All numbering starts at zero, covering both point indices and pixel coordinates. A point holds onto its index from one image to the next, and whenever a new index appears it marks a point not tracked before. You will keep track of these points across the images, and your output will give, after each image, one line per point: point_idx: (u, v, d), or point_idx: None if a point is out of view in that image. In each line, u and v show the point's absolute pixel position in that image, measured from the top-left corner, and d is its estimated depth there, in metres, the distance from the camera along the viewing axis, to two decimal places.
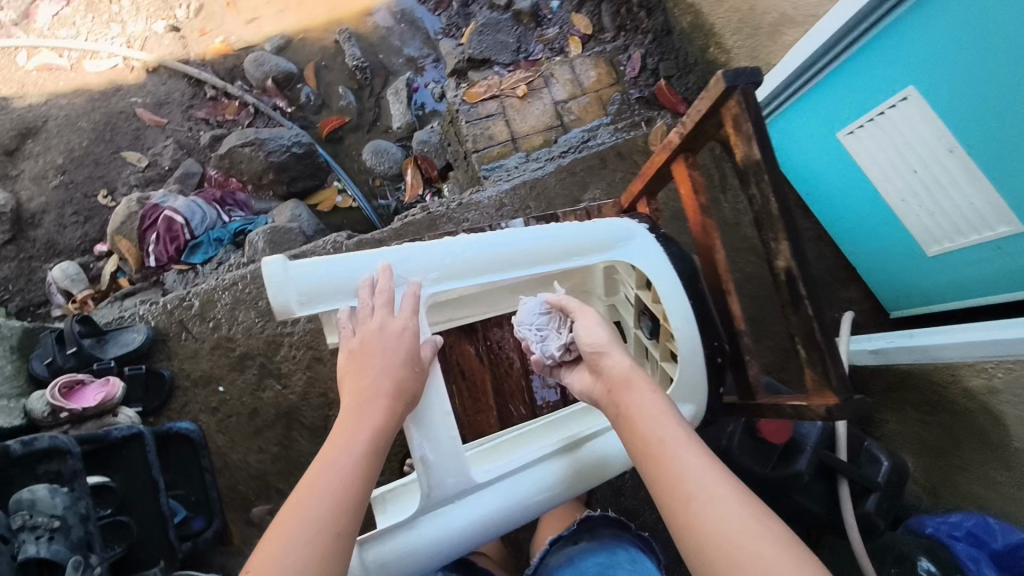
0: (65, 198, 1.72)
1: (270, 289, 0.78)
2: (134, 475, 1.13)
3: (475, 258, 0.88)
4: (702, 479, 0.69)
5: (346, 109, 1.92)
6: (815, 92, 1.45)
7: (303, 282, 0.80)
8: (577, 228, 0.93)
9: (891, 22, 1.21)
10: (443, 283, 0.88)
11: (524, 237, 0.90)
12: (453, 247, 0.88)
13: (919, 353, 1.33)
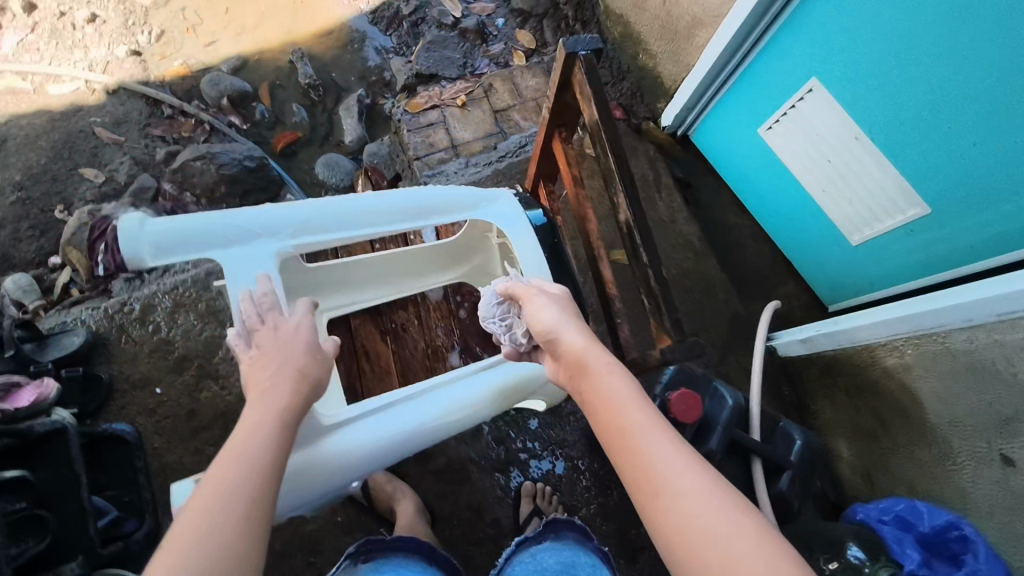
0: (21, 213, 1.77)
1: (122, 237, 0.81)
2: (56, 470, 1.16)
3: (337, 216, 0.95)
4: (664, 460, 0.65)
5: (300, 124, 1.99)
6: (734, 90, 1.51)
7: (158, 234, 0.83)
8: (433, 190, 1.03)
9: (791, 16, 1.27)
10: (304, 238, 0.94)
11: (382, 197, 0.98)
12: (315, 206, 0.94)
13: (844, 338, 1.36)
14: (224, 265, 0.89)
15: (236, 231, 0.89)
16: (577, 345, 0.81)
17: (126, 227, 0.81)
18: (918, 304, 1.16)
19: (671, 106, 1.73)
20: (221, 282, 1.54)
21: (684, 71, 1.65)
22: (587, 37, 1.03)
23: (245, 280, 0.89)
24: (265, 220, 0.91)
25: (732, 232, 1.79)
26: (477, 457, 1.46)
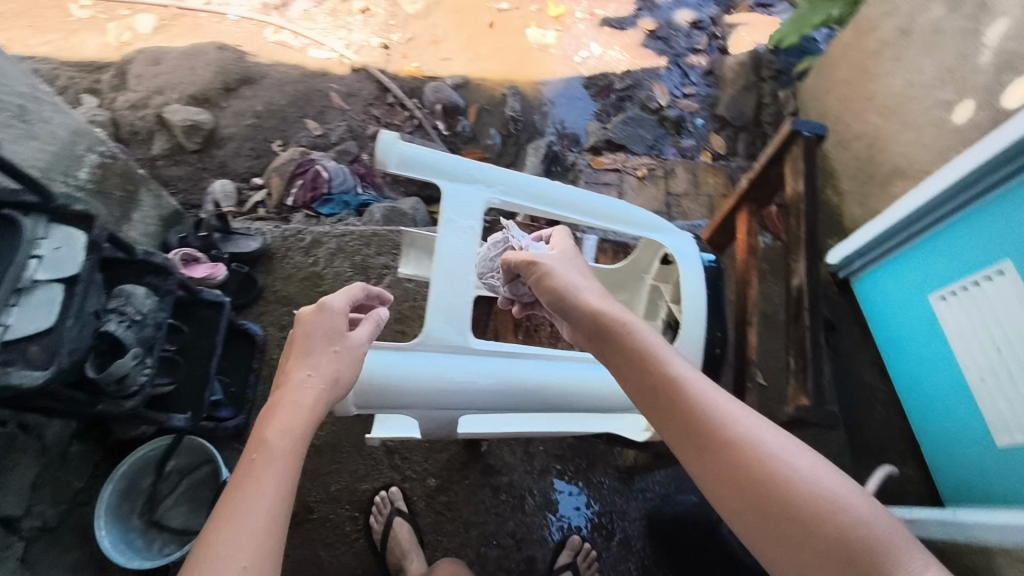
0: (250, 135, 2.07)
1: (386, 143, 1.02)
2: (201, 333, 1.32)
3: (540, 192, 1.15)
4: (724, 410, 0.69)
5: (489, 147, 2.18)
6: (919, 250, 1.48)
7: (414, 151, 1.06)
8: (620, 204, 1.19)
9: (998, 195, 1.25)
10: (510, 198, 1.13)
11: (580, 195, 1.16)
12: (526, 179, 1.14)
13: (957, 531, 1.25)
14: (445, 194, 1.09)
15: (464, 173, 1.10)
16: (607, 313, 0.86)
17: (388, 141, 1.02)
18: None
19: (845, 245, 1.73)
20: (381, 246, 1.67)
21: (869, 216, 1.66)
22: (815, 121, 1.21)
23: (457, 212, 1.09)
24: (487, 174, 1.12)
25: (858, 387, 1.73)
26: (536, 491, 1.46)
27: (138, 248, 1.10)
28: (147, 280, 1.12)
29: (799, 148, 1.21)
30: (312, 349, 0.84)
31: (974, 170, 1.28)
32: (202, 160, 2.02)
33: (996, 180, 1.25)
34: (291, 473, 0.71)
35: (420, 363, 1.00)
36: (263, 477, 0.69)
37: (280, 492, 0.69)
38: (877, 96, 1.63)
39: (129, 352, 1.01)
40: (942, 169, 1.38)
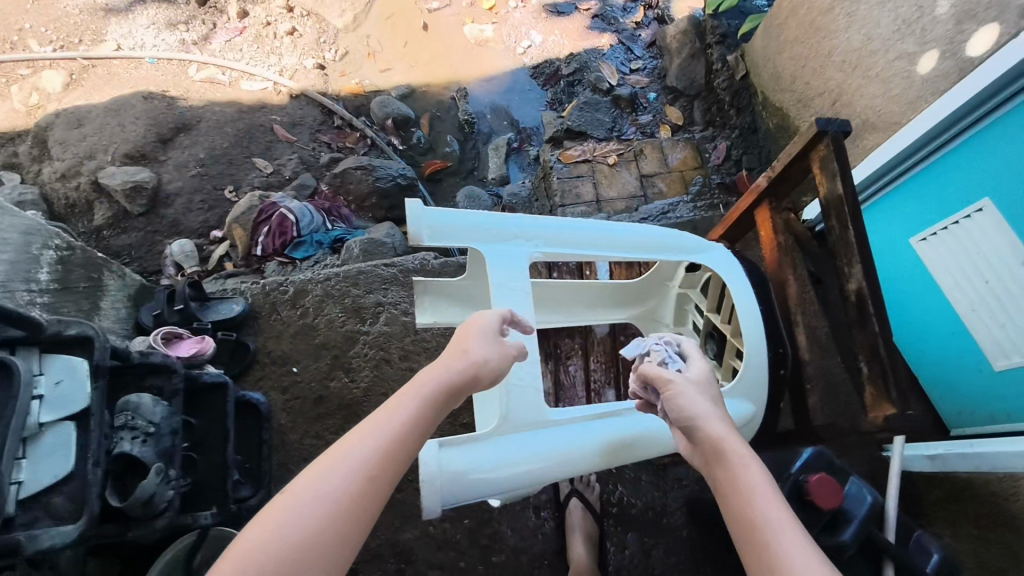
0: (198, 187, 1.93)
1: (409, 230, 0.81)
2: (211, 421, 1.23)
3: (574, 235, 0.92)
4: (763, 492, 0.68)
5: (449, 155, 2.14)
6: (916, 183, 1.41)
7: (434, 221, 0.83)
8: (643, 229, 0.95)
9: (989, 123, 1.21)
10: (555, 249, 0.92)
11: (617, 227, 0.94)
12: (564, 224, 0.91)
13: (982, 462, 1.28)
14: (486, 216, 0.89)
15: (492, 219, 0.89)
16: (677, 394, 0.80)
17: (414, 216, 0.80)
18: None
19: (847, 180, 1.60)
20: (366, 285, 1.60)
21: None
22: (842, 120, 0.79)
23: (503, 276, 0.88)
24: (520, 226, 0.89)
25: None
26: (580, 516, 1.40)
27: (135, 349, 1.04)
28: (153, 381, 1.05)
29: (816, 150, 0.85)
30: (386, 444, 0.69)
31: (967, 102, 1.22)
32: (151, 222, 1.88)
33: (986, 110, 1.21)
34: (345, 503, 0.64)
35: (500, 448, 0.81)
36: (307, 498, 0.64)
37: (365, 466, 0.67)
38: (835, 52, 1.57)
39: (152, 469, 0.96)
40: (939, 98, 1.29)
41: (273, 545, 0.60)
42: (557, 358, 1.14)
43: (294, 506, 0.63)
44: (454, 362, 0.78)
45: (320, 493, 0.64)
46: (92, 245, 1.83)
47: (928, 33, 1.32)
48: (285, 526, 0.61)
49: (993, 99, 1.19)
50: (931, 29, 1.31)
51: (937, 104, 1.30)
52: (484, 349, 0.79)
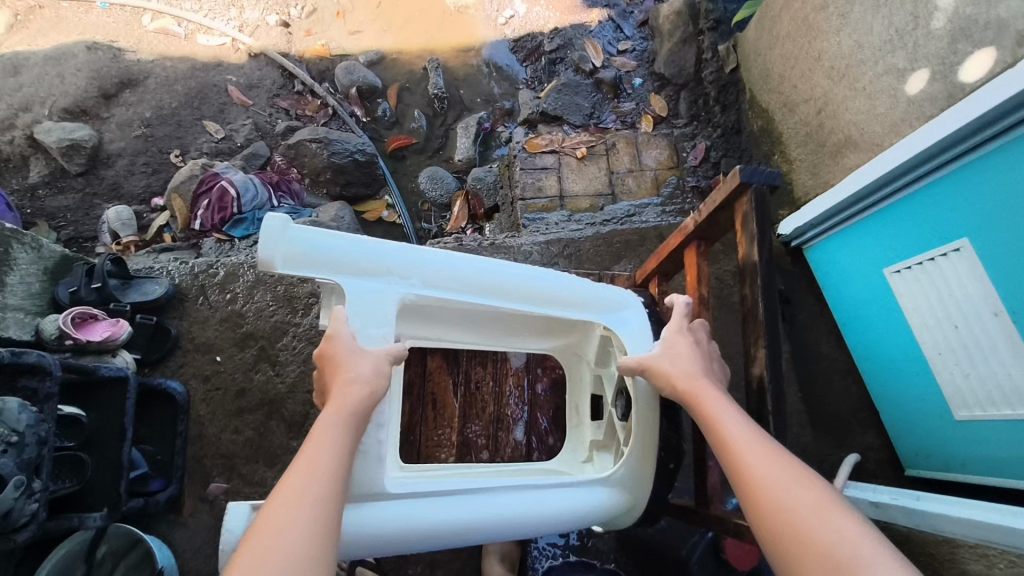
0: (141, 148, 1.83)
1: (261, 238, 0.79)
2: (108, 416, 1.17)
3: (458, 272, 0.88)
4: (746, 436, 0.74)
5: (415, 131, 2.01)
6: (896, 209, 1.29)
7: (295, 246, 0.80)
8: (539, 274, 0.92)
9: (982, 156, 1.08)
10: (430, 287, 0.88)
11: (508, 271, 0.91)
12: (447, 259, 0.88)
13: (921, 521, 1.20)
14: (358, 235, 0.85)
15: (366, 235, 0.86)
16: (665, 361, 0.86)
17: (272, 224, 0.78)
18: (1007, 519, 1.03)
19: (826, 196, 1.47)
20: (302, 273, 1.52)
21: (822, 187, 1.50)
22: (772, 168, 0.76)
23: (367, 314, 0.85)
24: (396, 259, 0.86)
25: (823, 362, 1.68)
26: (502, 536, 1.32)
27: (3, 349, 0.93)
28: (24, 382, 0.97)
29: (745, 204, 0.79)
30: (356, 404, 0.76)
31: (961, 129, 1.08)
32: (89, 183, 1.78)
33: (981, 140, 1.07)
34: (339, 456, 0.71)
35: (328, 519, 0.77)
36: (325, 450, 0.71)
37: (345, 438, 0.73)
38: (825, 56, 1.44)
39: (9, 483, 0.88)
40: (933, 120, 1.15)
41: (307, 511, 0.65)
42: (467, 388, 1.09)
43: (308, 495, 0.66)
44: (353, 388, 0.77)
45: (330, 443, 0.72)
46: (26, 204, 1.74)
47: (921, 49, 1.19)
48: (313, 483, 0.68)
49: (986, 130, 1.05)
50: (925, 43, 1.18)
51: (930, 127, 1.16)
52: (363, 368, 0.79)
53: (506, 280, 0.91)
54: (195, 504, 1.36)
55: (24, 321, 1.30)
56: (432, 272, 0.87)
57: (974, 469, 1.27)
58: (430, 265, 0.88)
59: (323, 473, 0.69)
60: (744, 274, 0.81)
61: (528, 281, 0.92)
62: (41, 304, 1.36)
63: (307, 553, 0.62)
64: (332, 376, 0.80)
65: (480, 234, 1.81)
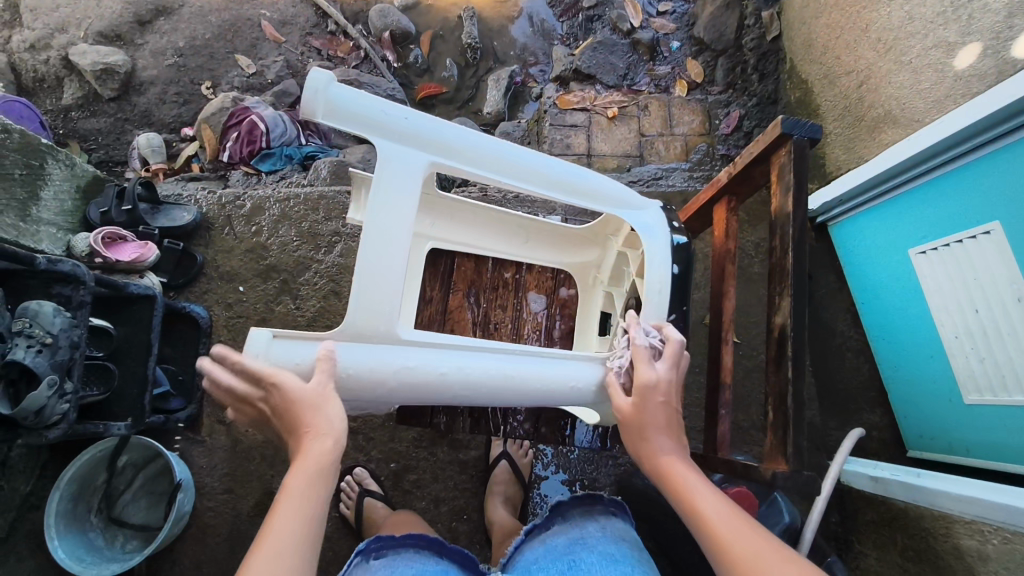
0: (173, 77, 1.83)
1: (244, 358, 0.75)
2: (135, 331, 1.20)
3: (469, 378, 0.82)
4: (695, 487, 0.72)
5: (446, 80, 1.99)
6: (930, 188, 1.27)
7: (280, 362, 0.77)
8: (535, 368, 0.85)
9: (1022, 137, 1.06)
10: (441, 395, 0.83)
11: (503, 367, 0.84)
12: (462, 361, 0.82)
13: (921, 496, 1.23)
14: (377, 159, 0.78)
15: (392, 118, 0.79)
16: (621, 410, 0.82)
17: (315, 78, 0.73)
18: (1008, 497, 1.04)
19: (858, 173, 1.45)
20: (327, 211, 1.53)
21: (855, 162, 1.48)
22: (813, 122, 0.76)
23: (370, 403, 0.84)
24: (409, 362, 0.80)
25: (837, 339, 1.68)
26: (505, 479, 1.35)
27: (41, 256, 0.95)
28: (58, 289, 1.00)
29: (783, 158, 0.79)
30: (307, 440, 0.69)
31: (1003, 108, 1.07)
32: (121, 108, 1.80)
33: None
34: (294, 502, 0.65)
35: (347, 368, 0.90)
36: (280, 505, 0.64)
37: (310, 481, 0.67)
38: (874, 27, 1.40)
39: (43, 381, 0.92)
40: (977, 98, 1.13)
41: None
42: (486, 328, 1.04)
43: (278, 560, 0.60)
44: (317, 418, 0.70)
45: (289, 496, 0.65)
46: (58, 125, 1.77)
47: (975, 22, 1.15)
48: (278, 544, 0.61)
49: None
50: (981, 17, 1.14)
51: (973, 105, 1.14)
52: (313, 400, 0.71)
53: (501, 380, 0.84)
54: (213, 424, 1.40)
55: (56, 235, 1.33)
56: (418, 369, 0.80)
57: (978, 452, 1.28)
58: (411, 366, 0.80)
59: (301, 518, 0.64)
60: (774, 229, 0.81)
61: (517, 377, 0.84)
62: (73, 222, 1.39)
63: None
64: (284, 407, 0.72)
65: None
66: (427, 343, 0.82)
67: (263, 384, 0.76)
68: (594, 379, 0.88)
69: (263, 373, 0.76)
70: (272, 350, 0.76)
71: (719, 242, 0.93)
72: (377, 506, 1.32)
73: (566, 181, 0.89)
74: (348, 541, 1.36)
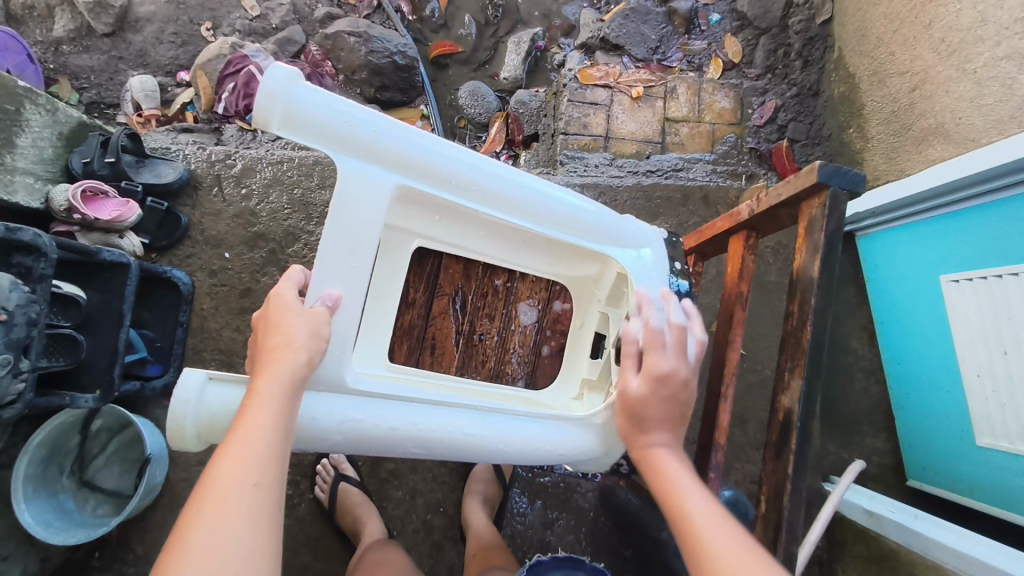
0: (172, 16, 1.71)
1: (172, 408, 0.74)
2: (108, 299, 1.14)
3: (423, 431, 0.79)
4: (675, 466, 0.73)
5: (463, 39, 1.85)
6: (978, 212, 1.14)
7: (207, 413, 0.75)
8: (497, 421, 0.82)
9: None
10: (391, 448, 0.80)
11: (464, 420, 0.81)
12: (418, 412, 0.79)
13: (915, 541, 1.17)
14: (341, 178, 0.75)
15: (363, 133, 0.74)
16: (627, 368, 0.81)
17: (273, 78, 0.70)
18: (1009, 563, 0.98)
19: (900, 185, 1.32)
20: (322, 180, 1.46)
21: (894, 175, 1.36)
22: (856, 171, 0.72)
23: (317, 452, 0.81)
24: (354, 414, 0.77)
25: (848, 357, 1.59)
26: (485, 478, 1.32)
27: None
28: (18, 258, 0.94)
29: None
30: (280, 351, 0.70)
31: None
32: (116, 46, 1.69)
33: None
34: (272, 402, 0.67)
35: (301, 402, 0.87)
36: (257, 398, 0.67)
37: (290, 385, 0.69)
38: (938, 25, 1.25)
39: None
40: None
41: (249, 467, 0.61)
42: (470, 338, 0.99)
43: (229, 502, 0.59)
44: (287, 356, 0.70)
45: (267, 392, 0.67)
46: (48, 58, 1.67)
47: None
48: (258, 430, 0.64)
49: None
50: None
51: None
52: (302, 333, 0.72)
53: (457, 426, 0.81)
54: None
55: (34, 187, 1.26)
56: (365, 422, 0.77)
57: (982, 497, 1.20)
58: (359, 419, 0.77)
59: (258, 454, 0.63)
60: (795, 289, 0.78)
61: (473, 431, 0.81)
62: (53, 171, 1.31)
63: (245, 515, 0.59)
64: (268, 332, 0.73)
65: (514, 162, 1.72)
66: (378, 393, 0.79)
67: (193, 434, 0.75)
68: (570, 440, 0.85)
69: (190, 425, 0.75)
70: (203, 399, 0.76)
71: (732, 279, 0.90)
72: (351, 494, 1.29)
73: (543, 209, 0.83)
74: (320, 525, 1.34)
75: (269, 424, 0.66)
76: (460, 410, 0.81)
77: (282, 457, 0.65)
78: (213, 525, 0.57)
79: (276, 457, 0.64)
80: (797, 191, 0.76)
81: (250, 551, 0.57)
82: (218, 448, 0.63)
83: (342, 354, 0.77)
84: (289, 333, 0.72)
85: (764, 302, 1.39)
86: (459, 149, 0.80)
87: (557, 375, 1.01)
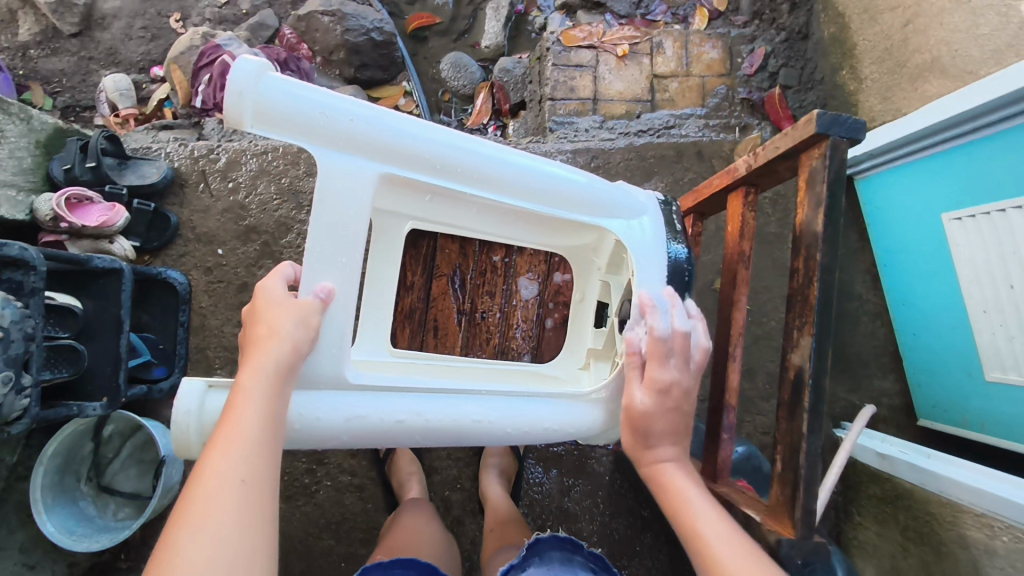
0: (139, 10, 1.66)
1: (175, 418, 0.74)
2: (105, 306, 1.13)
3: (428, 421, 0.79)
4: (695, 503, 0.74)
5: (440, 9, 1.80)
6: (982, 146, 1.11)
7: (209, 420, 0.75)
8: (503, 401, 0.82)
9: None
10: (397, 440, 0.79)
11: (467, 404, 0.80)
12: (421, 403, 0.79)
13: (928, 479, 1.18)
14: (320, 170, 0.73)
15: (337, 121, 0.72)
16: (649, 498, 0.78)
17: (239, 71, 0.67)
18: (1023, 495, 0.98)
19: (897, 125, 1.29)
20: (309, 167, 1.43)
21: (891, 115, 1.33)
22: (855, 119, 0.70)
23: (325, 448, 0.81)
24: (357, 410, 0.76)
25: (853, 303, 1.58)
26: (499, 451, 1.32)
27: None
28: (8, 274, 0.92)
29: None
30: (264, 343, 0.71)
31: None
32: (84, 46, 1.65)
33: None
34: (259, 394, 0.68)
35: None
36: (244, 391, 0.67)
37: (277, 377, 0.69)
38: None
39: None
40: None
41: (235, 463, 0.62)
42: (472, 317, 0.99)
43: (217, 501, 0.59)
44: (272, 347, 0.70)
45: (252, 385, 0.68)
46: (17, 64, 1.62)
47: None
48: (245, 425, 0.65)
49: None
50: None
51: None
52: (293, 329, 0.72)
53: (461, 411, 0.80)
54: None
55: (17, 198, 1.24)
56: (369, 417, 0.77)
57: (995, 432, 1.20)
58: (363, 414, 0.77)
59: (246, 450, 0.63)
60: (799, 245, 0.77)
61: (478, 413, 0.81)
62: (35, 181, 1.29)
63: (237, 513, 0.59)
64: (256, 327, 0.73)
65: (502, 133, 1.69)
66: (379, 387, 0.78)
67: (198, 443, 0.75)
68: (577, 415, 0.85)
69: (194, 433, 0.75)
70: (204, 406, 0.75)
71: (734, 239, 0.88)
72: None
73: (529, 182, 0.81)
74: (339, 509, 1.35)
75: (257, 417, 0.66)
76: (464, 396, 0.81)
77: (270, 449, 0.66)
78: (204, 527, 0.57)
79: (263, 450, 0.65)
80: (795, 144, 0.74)
81: (244, 550, 0.58)
82: (206, 447, 0.63)
83: (341, 348, 0.76)
84: (275, 325, 0.72)
85: (765, 254, 1.38)
86: (436, 129, 0.77)
87: (562, 346, 1.01)
